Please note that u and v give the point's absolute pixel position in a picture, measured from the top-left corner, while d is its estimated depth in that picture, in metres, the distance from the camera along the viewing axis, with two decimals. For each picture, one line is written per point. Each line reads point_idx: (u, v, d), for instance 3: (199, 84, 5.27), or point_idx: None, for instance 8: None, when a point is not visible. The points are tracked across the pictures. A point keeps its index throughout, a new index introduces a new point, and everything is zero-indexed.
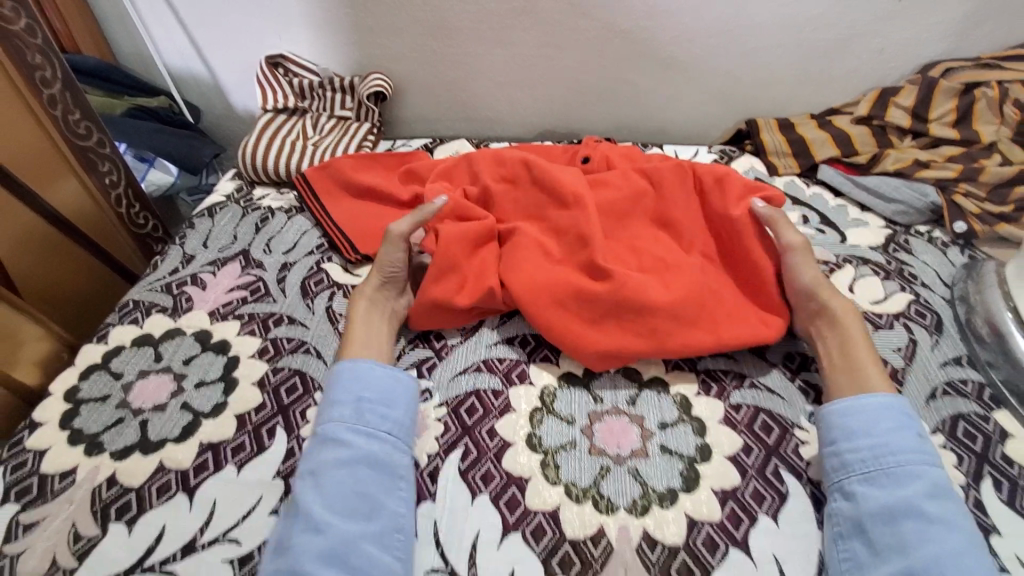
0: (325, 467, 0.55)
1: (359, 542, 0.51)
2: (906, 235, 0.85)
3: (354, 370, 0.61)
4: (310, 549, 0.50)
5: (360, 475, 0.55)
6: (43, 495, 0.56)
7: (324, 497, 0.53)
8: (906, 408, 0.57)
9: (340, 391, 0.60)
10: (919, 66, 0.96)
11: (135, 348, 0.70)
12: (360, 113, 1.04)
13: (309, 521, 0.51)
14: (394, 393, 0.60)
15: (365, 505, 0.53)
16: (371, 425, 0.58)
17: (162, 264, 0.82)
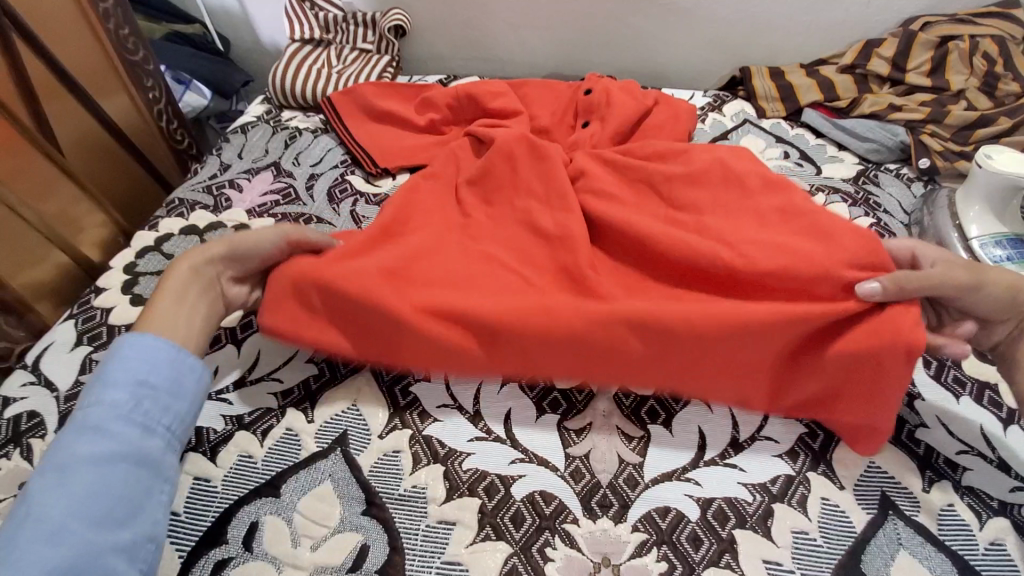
0: (80, 462, 0.46)
1: (108, 554, 0.45)
2: (876, 171, 0.93)
3: (137, 349, 0.53)
4: (42, 562, 0.42)
5: (119, 473, 0.48)
6: (112, 340, 0.66)
7: (72, 500, 0.45)
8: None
9: (118, 370, 0.52)
10: (902, 20, 1.04)
11: (183, 235, 0.79)
12: (381, 46, 1.11)
13: (46, 529, 0.43)
14: (182, 384, 0.55)
15: (122, 509, 0.47)
16: (147, 416, 0.51)
17: (203, 170, 0.91)
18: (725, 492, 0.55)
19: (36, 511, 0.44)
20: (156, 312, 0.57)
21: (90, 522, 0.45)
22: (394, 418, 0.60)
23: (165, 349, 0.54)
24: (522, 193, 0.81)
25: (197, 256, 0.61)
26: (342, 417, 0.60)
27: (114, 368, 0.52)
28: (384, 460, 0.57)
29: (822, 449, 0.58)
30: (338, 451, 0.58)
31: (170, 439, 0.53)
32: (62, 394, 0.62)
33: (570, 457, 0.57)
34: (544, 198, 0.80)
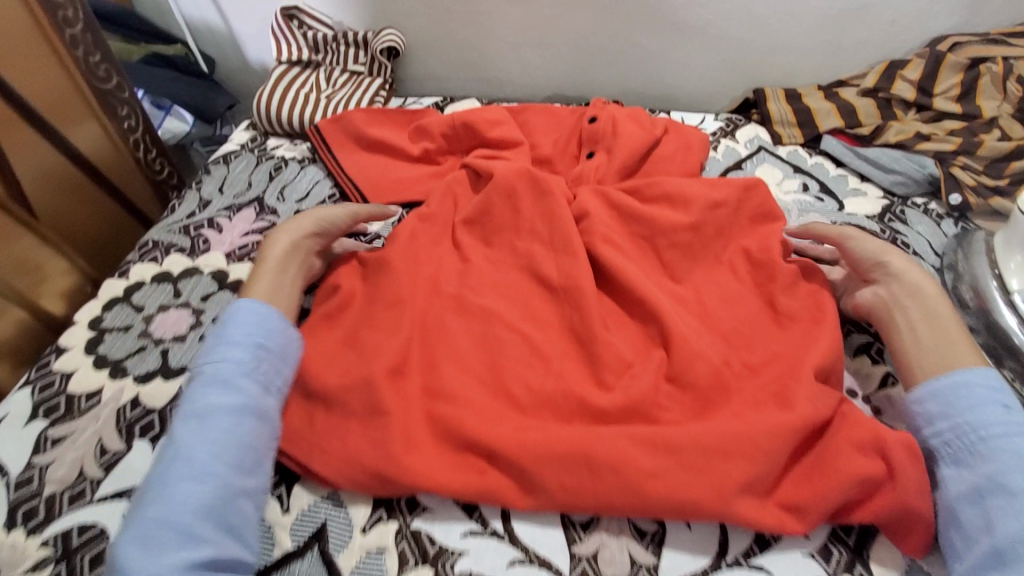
0: (214, 413, 0.54)
1: (240, 495, 0.52)
2: (902, 206, 0.87)
3: (253, 313, 0.61)
4: (190, 498, 0.49)
5: (247, 425, 0.54)
6: (70, 413, 0.61)
7: (211, 446, 0.52)
8: (993, 377, 0.55)
9: (236, 334, 0.59)
10: (928, 39, 0.97)
11: (155, 284, 0.73)
12: (373, 67, 1.04)
13: (192, 471, 0.50)
14: (289, 348, 0.62)
15: (247, 456, 0.53)
16: (265, 376, 0.58)
17: (181, 207, 0.85)
18: None
19: (183, 453, 0.52)
20: (261, 283, 0.65)
21: (225, 466, 0.52)
22: (378, 508, 0.56)
23: (275, 317, 0.61)
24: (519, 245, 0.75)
25: (291, 231, 0.70)
26: (320, 506, 0.56)
27: (235, 329, 0.60)
28: (368, 560, 0.53)
29: (858, 546, 0.54)
30: (316, 547, 0.54)
31: (282, 398, 0.60)
32: (15, 479, 0.57)
33: (576, 558, 0.52)
34: (548, 240, 0.74)
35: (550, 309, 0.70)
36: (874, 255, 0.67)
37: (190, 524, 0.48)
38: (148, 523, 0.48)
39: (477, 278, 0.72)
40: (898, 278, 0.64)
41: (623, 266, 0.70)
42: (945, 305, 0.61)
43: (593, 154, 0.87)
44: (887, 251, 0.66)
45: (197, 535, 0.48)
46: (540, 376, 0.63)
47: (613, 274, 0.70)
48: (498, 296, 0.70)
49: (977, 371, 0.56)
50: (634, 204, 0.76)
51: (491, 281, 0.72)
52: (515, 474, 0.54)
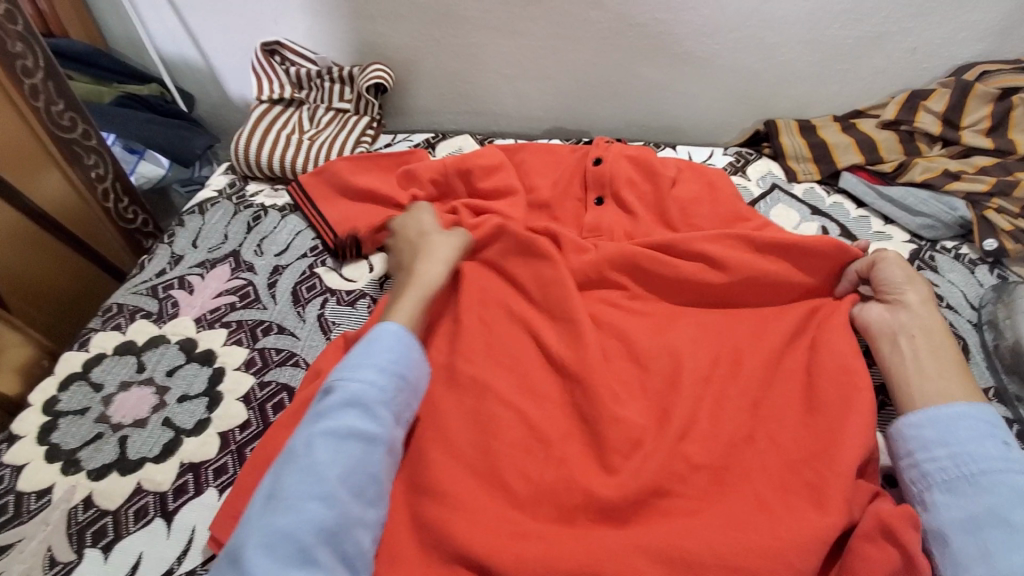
0: (350, 435, 0.52)
1: (357, 526, 0.49)
2: (931, 251, 0.80)
3: (397, 340, 0.58)
4: (314, 519, 0.47)
5: (375, 453, 0.52)
6: (18, 515, 0.55)
7: (340, 468, 0.50)
8: (994, 417, 0.54)
9: (379, 356, 0.57)
10: (952, 67, 0.91)
11: (117, 357, 0.67)
12: (360, 105, 0.98)
13: (320, 491, 0.48)
14: (421, 382, 0.59)
15: (371, 487, 0.51)
16: (399, 406, 0.56)
17: (150, 264, 0.79)
18: None
19: (312, 470, 0.50)
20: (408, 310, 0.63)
21: (349, 493, 0.50)
22: None
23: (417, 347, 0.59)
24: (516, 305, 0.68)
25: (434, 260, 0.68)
26: None
27: (378, 351, 0.57)
28: None
29: None
30: None
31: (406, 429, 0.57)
32: None
33: None
34: (547, 302, 0.67)
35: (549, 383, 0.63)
36: (899, 282, 0.64)
37: (312, 547, 0.46)
38: (270, 535, 0.46)
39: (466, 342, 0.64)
40: (912, 308, 0.62)
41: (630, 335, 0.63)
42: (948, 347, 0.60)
43: (600, 201, 0.80)
44: (913, 282, 0.63)
45: (314, 557, 0.46)
46: (540, 462, 0.56)
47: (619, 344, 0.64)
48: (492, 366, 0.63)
49: (977, 408, 0.54)
50: (641, 262, 0.69)
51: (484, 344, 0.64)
52: None
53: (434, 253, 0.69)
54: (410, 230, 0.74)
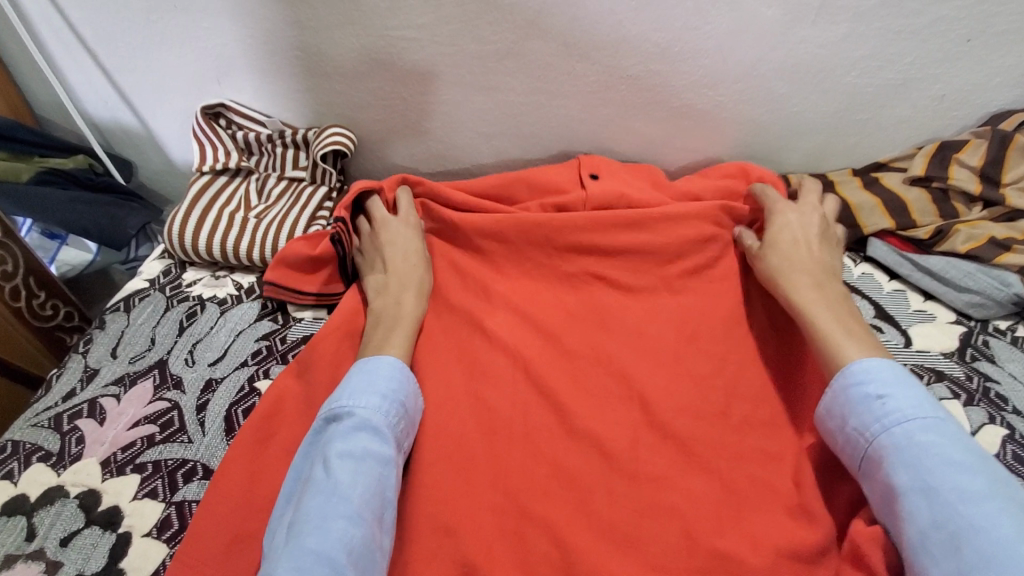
0: (365, 455, 0.49)
1: (378, 552, 0.46)
2: (984, 334, 0.69)
3: (383, 368, 0.57)
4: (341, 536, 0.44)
5: (388, 478, 0.50)
6: None
7: (360, 490, 0.47)
8: (867, 370, 0.52)
9: (376, 385, 0.55)
10: (987, 115, 0.80)
11: (1, 520, 0.54)
12: (316, 174, 0.87)
13: (344, 509, 0.46)
14: (415, 411, 0.57)
15: (388, 511, 0.49)
16: (400, 434, 0.54)
17: (58, 383, 0.66)
18: None
19: (336, 491, 0.47)
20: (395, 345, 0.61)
21: (372, 514, 0.47)
22: None
23: (412, 377, 0.58)
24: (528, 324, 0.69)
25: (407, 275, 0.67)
26: None
27: (374, 379, 0.56)
28: None
29: None
30: None
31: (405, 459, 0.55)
32: None
33: None
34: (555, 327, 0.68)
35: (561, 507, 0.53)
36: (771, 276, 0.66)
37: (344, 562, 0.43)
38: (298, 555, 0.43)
39: (460, 426, 0.59)
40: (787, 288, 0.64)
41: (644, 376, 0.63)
42: (816, 296, 0.61)
43: (596, 178, 0.81)
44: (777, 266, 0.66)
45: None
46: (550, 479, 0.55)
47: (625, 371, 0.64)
48: (484, 443, 0.58)
49: (854, 366, 0.52)
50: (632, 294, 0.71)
51: (469, 411, 0.60)
52: None
53: (418, 281, 0.67)
54: (397, 245, 0.69)
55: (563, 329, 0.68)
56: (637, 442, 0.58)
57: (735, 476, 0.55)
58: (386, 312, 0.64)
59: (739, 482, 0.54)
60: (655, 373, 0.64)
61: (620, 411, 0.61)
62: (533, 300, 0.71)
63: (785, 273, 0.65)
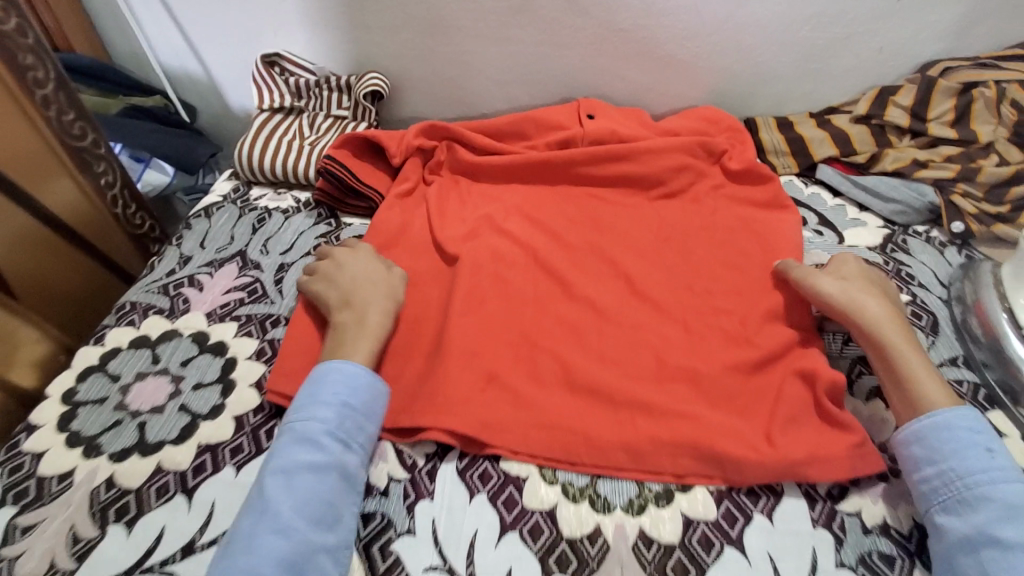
0: (298, 468, 0.52)
1: (319, 553, 0.49)
2: (904, 235, 0.85)
3: (341, 373, 0.58)
4: (269, 551, 0.47)
5: (330, 481, 0.52)
6: (40, 497, 0.57)
7: (295, 500, 0.50)
8: (974, 420, 0.54)
9: (326, 392, 0.57)
10: (918, 65, 0.96)
11: (132, 350, 0.70)
12: (357, 112, 1.02)
13: (275, 523, 0.49)
14: (373, 407, 0.58)
15: (329, 512, 0.51)
16: (349, 433, 0.55)
17: (160, 264, 0.82)
18: None
19: (271, 507, 0.50)
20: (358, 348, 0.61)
21: (306, 522, 0.49)
22: None
23: (365, 375, 0.58)
24: (534, 222, 0.86)
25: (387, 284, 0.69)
26: None
27: (325, 387, 0.57)
28: None
29: None
30: None
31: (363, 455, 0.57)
32: None
33: None
34: (556, 227, 0.85)
35: (560, 337, 0.70)
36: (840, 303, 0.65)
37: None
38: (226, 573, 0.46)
39: (483, 286, 0.75)
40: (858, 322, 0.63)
41: (628, 258, 0.80)
42: (903, 338, 0.61)
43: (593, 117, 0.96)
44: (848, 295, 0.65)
45: None
46: (553, 323, 0.72)
47: (612, 253, 0.81)
48: (501, 297, 0.74)
49: (953, 413, 0.55)
50: (616, 205, 0.90)
51: (489, 275, 0.76)
52: (514, 391, 0.63)
53: (381, 297, 0.67)
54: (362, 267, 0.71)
55: (563, 227, 0.85)
56: (623, 302, 0.75)
57: (697, 321, 0.71)
58: (348, 324, 0.64)
59: (699, 324, 0.71)
60: (636, 257, 0.81)
61: (610, 283, 0.78)
62: (536, 208, 0.89)
63: (854, 304, 0.64)
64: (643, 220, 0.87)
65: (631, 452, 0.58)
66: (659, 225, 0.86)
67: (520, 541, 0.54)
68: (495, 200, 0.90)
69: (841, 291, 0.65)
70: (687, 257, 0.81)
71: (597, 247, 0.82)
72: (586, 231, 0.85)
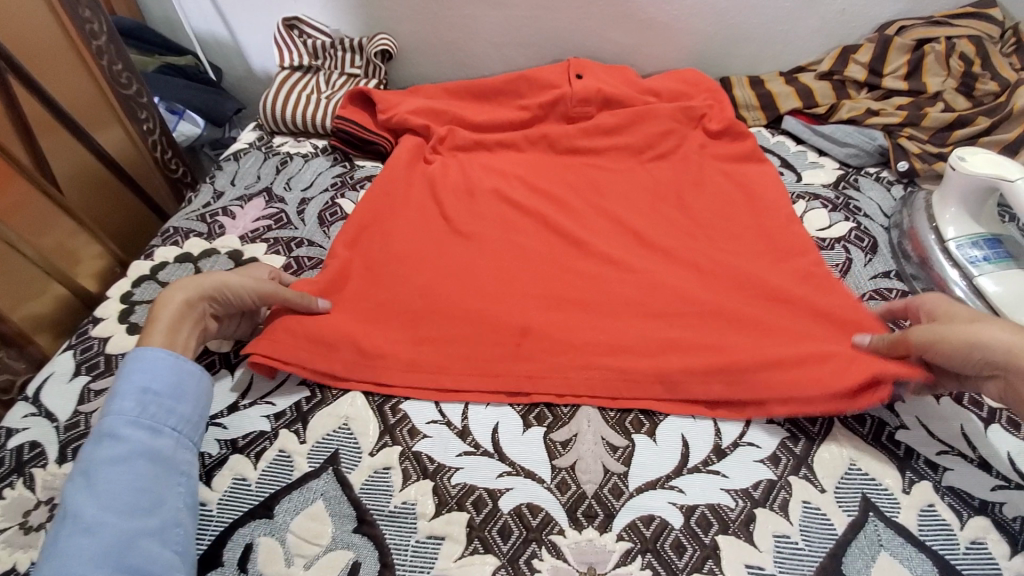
0: (97, 465, 0.49)
1: (139, 538, 0.48)
2: (856, 175, 0.95)
3: (140, 360, 0.56)
4: (79, 552, 0.45)
5: (139, 469, 0.50)
6: (110, 369, 0.68)
7: (99, 496, 0.48)
8: None
9: (123, 383, 0.54)
10: (878, 25, 1.05)
11: (178, 263, 0.82)
12: (369, 70, 1.13)
13: (79, 524, 0.46)
14: (182, 386, 0.57)
15: (145, 497, 0.49)
16: (154, 419, 0.54)
17: (197, 199, 0.94)
18: (708, 498, 0.56)
19: (73, 511, 0.47)
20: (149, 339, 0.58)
21: (117, 514, 0.48)
22: (384, 435, 0.61)
23: (167, 357, 0.57)
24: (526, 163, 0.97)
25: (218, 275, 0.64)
26: (333, 436, 0.61)
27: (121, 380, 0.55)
28: (374, 477, 0.58)
29: (804, 453, 0.59)
30: (330, 470, 0.59)
31: (179, 439, 0.55)
32: (63, 423, 0.63)
33: (556, 469, 0.58)
34: (541, 167, 0.96)
35: (546, 254, 0.80)
36: (963, 351, 0.53)
37: (82, 575, 0.44)
38: None
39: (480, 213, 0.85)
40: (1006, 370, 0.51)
41: (607, 193, 0.91)
42: None
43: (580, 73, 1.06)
44: (973, 339, 0.52)
45: None
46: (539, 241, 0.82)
47: (594, 189, 0.92)
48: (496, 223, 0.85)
49: None
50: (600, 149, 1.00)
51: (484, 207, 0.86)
52: (505, 291, 0.74)
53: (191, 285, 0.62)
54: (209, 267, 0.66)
55: (552, 168, 0.96)
56: (602, 226, 0.85)
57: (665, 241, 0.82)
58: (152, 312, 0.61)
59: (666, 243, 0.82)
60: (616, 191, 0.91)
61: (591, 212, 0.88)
62: (527, 152, 1.00)
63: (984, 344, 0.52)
64: (623, 163, 0.97)
65: (627, 380, 0.64)
66: (637, 167, 0.96)
67: (505, 404, 0.64)
68: (492, 146, 1.01)
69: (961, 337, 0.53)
70: (660, 190, 0.91)
71: (581, 185, 0.93)
72: (570, 172, 0.95)
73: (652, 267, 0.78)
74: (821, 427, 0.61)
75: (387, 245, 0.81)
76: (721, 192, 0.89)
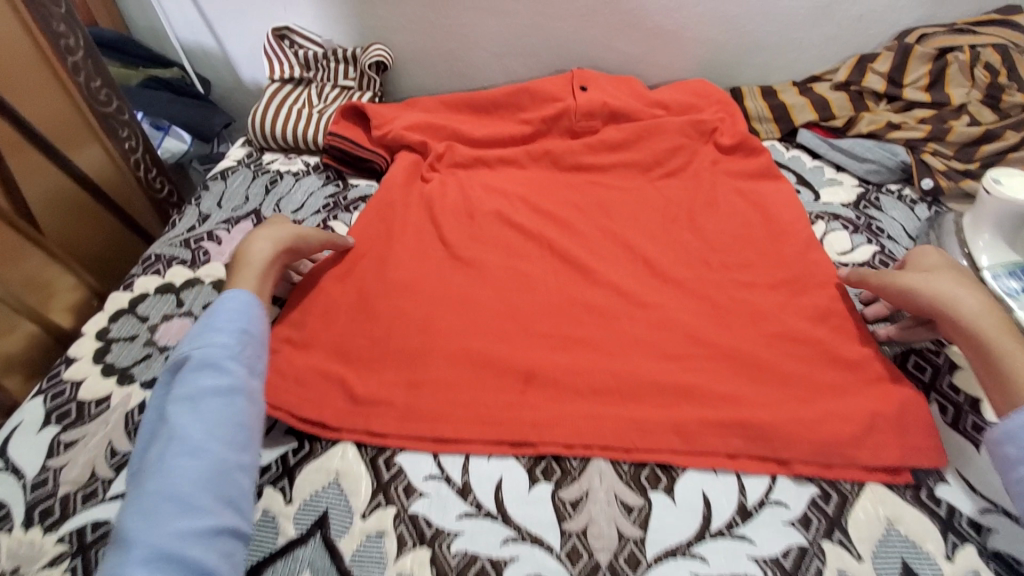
0: (203, 393, 0.51)
1: (236, 471, 0.50)
2: (877, 193, 0.90)
3: (231, 303, 0.59)
4: (185, 472, 0.47)
5: (239, 405, 0.53)
6: (82, 417, 0.63)
7: (205, 423, 0.50)
8: None
9: (219, 321, 0.57)
10: (897, 33, 1.00)
11: (159, 295, 0.77)
12: (363, 82, 1.07)
13: (184, 445, 0.48)
14: (267, 334, 0.60)
15: (242, 433, 0.52)
16: (249, 360, 0.56)
17: (180, 222, 0.88)
18: (733, 568, 0.51)
19: (177, 433, 0.49)
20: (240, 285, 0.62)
21: (220, 442, 0.50)
22: (377, 494, 0.56)
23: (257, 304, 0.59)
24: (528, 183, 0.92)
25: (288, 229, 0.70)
26: (323, 495, 0.57)
27: (216, 318, 0.57)
28: (367, 544, 0.53)
29: (836, 514, 0.54)
30: (318, 534, 0.54)
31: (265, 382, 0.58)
32: (30, 481, 0.58)
33: (566, 534, 0.53)
34: (544, 186, 0.91)
35: (551, 283, 0.75)
36: (932, 303, 0.58)
37: (189, 494, 0.46)
38: (147, 499, 0.46)
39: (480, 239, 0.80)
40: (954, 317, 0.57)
41: (615, 215, 0.86)
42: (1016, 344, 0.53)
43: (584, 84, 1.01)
44: (947, 293, 0.58)
45: (197, 504, 0.46)
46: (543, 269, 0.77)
47: (601, 211, 0.87)
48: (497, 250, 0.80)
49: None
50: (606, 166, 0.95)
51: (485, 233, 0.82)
52: (507, 328, 0.69)
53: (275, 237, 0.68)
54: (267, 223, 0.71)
55: (556, 188, 0.91)
56: (610, 252, 0.80)
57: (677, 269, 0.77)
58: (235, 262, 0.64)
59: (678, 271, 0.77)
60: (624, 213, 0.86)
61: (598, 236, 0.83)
62: (530, 170, 0.95)
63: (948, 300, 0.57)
64: (631, 182, 0.92)
65: (640, 429, 0.59)
66: (647, 186, 0.91)
67: (509, 456, 0.59)
68: (493, 164, 0.95)
69: (934, 289, 0.59)
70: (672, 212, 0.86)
71: (587, 206, 0.88)
72: (576, 191, 0.90)
73: (664, 299, 0.73)
74: (853, 483, 0.56)
75: (383, 279, 0.75)
76: (736, 213, 0.84)
